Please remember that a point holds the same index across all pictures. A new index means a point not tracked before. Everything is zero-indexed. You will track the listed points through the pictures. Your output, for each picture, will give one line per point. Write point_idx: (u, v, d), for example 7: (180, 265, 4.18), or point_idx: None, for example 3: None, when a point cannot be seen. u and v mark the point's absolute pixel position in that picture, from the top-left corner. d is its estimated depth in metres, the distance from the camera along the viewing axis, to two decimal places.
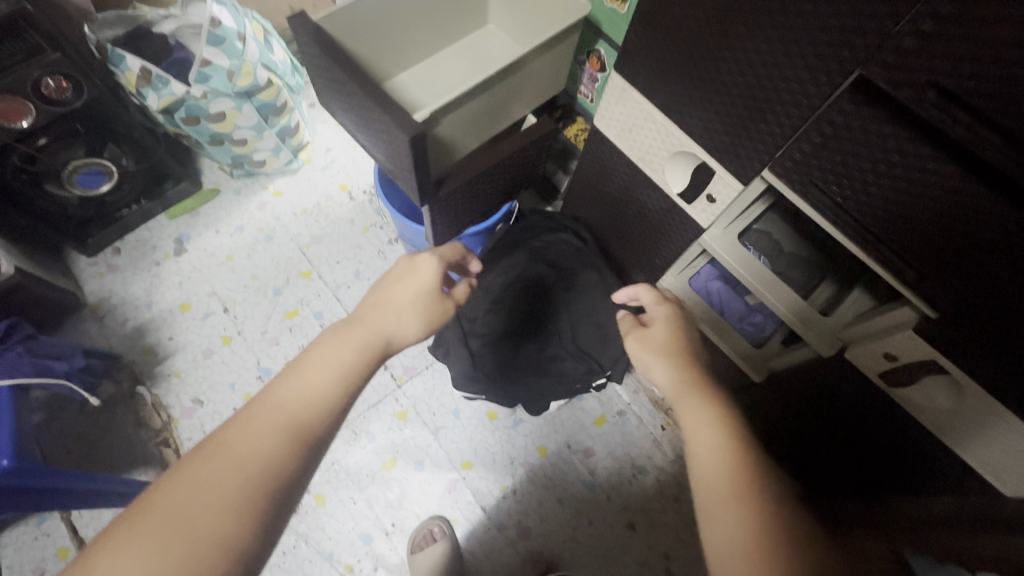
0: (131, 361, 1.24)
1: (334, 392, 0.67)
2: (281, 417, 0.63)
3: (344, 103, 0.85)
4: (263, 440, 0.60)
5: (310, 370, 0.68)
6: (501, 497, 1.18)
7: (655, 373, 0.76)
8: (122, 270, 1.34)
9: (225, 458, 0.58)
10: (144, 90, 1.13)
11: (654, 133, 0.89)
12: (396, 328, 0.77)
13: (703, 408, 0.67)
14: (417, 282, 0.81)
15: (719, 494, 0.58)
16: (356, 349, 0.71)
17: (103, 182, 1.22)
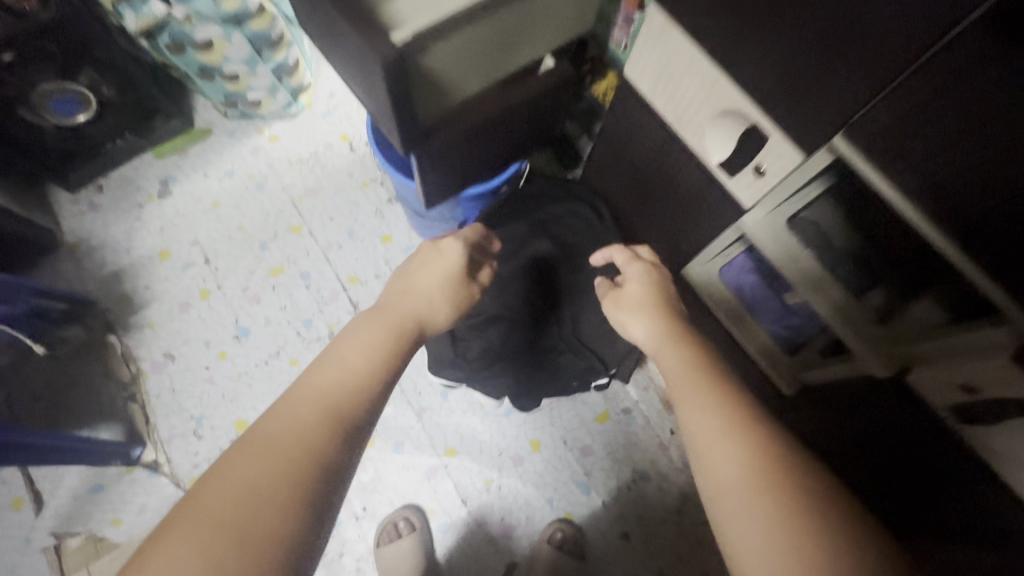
0: (105, 308, 1.16)
1: (373, 368, 0.57)
2: (313, 399, 0.51)
3: (321, 24, 0.71)
4: (295, 422, 0.49)
5: (341, 352, 0.57)
6: (484, 491, 1.07)
7: (636, 328, 0.69)
8: (103, 209, 1.25)
9: (257, 451, 0.46)
10: (122, 9, 1.01)
11: (695, 85, 0.72)
12: (426, 315, 0.68)
13: (683, 357, 0.61)
14: (446, 265, 0.72)
15: (711, 443, 0.51)
16: (392, 333, 0.62)
17: (79, 111, 1.12)
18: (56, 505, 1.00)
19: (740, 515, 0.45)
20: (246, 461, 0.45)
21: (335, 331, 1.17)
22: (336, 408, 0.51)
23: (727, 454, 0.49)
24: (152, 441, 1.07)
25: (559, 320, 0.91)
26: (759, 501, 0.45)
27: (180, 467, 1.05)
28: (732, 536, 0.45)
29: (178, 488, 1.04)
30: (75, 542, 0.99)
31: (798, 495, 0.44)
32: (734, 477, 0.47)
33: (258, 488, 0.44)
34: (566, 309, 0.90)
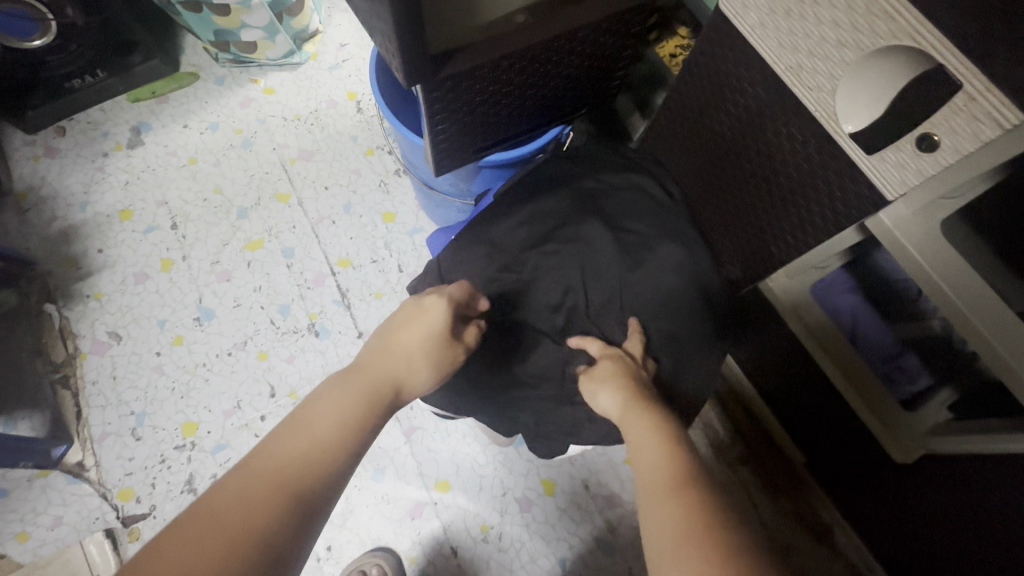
0: (47, 271, 0.97)
1: (339, 437, 0.45)
2: (261, 473, 0.40)
3: None
4: (239, 500, 0.38)
5: (305, 415, 0.46)
6: (480, 540, 0.85)
7: (603, 395, 0.57)
8: (62, 156, 1.06)
9: (190, 539, 0.35)
10: None
11: (835, 13, 0.49)
12: (403, 381, 0.54)
13: (640, 421, 0.52)
14: (427, 326, 0.57)
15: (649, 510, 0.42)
16: (364, 399, 0.50)
17: (37, 33, 0.94)
18: None
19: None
20: (170, 552, 0.34)
21: (316, 323, 0.96)
22: (290, 484, 0.40)
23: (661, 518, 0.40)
24: (81, 438, 0.87)
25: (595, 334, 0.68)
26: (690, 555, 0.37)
27: (109, 474, 0.85)
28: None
29: (103, 501, 0.84)
30: None
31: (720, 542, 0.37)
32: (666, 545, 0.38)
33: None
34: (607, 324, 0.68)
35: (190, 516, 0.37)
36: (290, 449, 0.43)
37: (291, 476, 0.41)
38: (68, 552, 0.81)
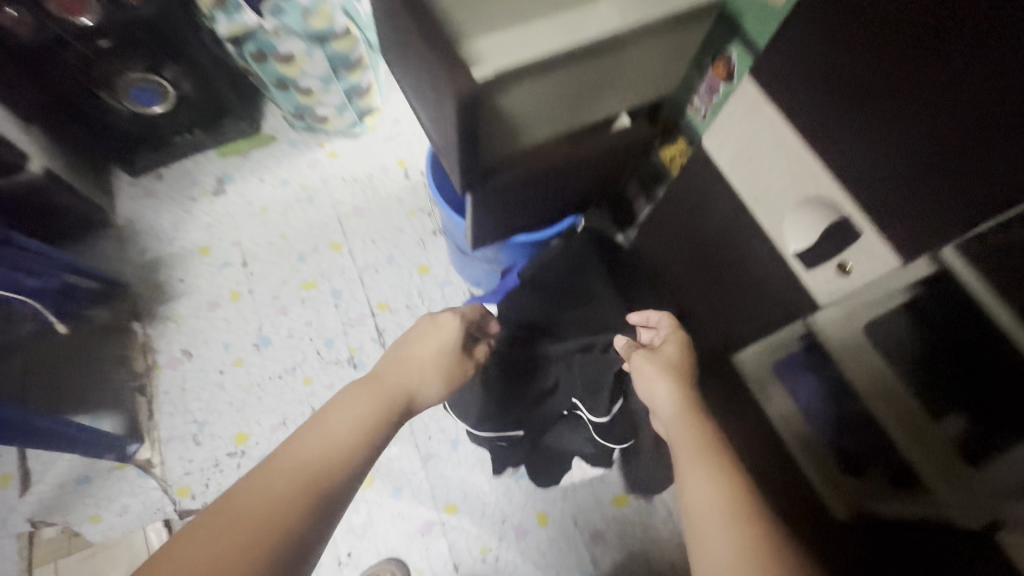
0: (137, 294, 1.16)
1: (353, 443, 0.55)
2: (291, 468, 0.50)
3: (402, 50, 0.70)
4: (268, 498, 0.47)
5: (325, 422, 0.56)
6: (480, 560, 0.98)
7: (659, 390, 0.65)
8: (158, 198, 1.27)
9: (225, 527, 0.44)
10: (216, 14, 1.04)
11: (782, 167, 0.67)
12: (413, 389, 0.66)
13: (686, 422, 0.60)
14: (439, 340, 0.72)
15: (704, 503, 0.51)
16: (377, 406, 0.60)
17: (158, 103, 1.17)
18: (41, 489, 0.97)
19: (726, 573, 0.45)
20: (208, 536, 0.43)
21: (355, 356, 1.13)
22: (310, 483, 0.50)
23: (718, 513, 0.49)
24: (150, 438, 1.03)
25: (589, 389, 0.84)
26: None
27: (172, 472, 1.01)
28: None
29: (164, 494, 0.99)
30: (49, 532, 0.94)
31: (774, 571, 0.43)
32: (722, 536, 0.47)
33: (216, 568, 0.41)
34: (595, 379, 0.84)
35: (225, 508, 0.46)
36: (312, 451, 0.52)
37: (313, 477, 0.50)
38: (132, 536, 0.95)
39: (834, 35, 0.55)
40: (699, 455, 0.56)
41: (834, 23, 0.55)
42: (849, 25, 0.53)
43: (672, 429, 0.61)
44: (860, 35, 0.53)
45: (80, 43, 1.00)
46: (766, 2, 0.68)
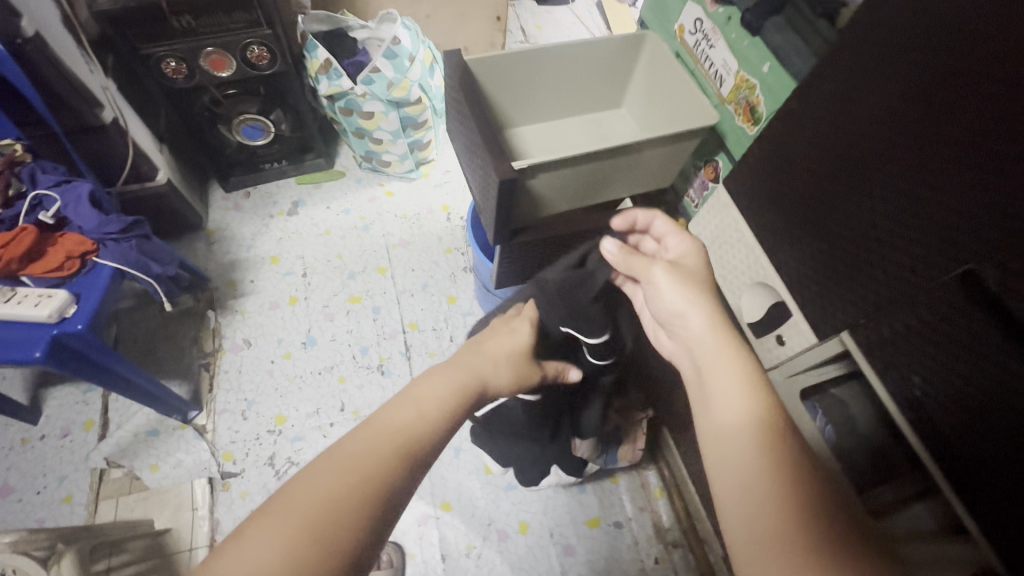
0: (215, 288, 1.39)
1: (441, 417, 0.62)
2: (389, 432, 0.57)
3: (465, 133, 0.93)
4: (372, 453, 0.54)
5: (417, 398, 0.63)
6: (464, 554, 1.13)
7: (693, 323, 0.66)
8: (243, 211, 1.53)
9: (343, 471, 0.51)
10: (320, 77, 1.32)
11: (743, 256, 0.86)
12: (486, 377, 0.72)
13: (731, 367, 0.60)
14: (510, 341, 0.78)
15: (738, 450, 0.54)
16: (458, 391, 0.67)
17: (261, 137, 1.43)
18: (117, 435, 1.17)
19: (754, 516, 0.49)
20: (327, 475, 0.50)
21: (383, 365, 1.32)
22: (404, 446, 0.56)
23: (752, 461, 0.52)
24: (207, 408, 1.23)
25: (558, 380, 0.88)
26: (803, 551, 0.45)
27: (220, 439, 1.20)
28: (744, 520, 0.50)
29: (211, 456, 1.18)
30: (116, 472, 1.14)
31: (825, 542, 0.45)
32: (754, 482, 0.51)
33: (335, 501, 0.49)
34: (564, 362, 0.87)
35: (339, 455, 0.53)
36: (405, 420, 0.59)
37: (412, 439, 0.57)
38: (181, 487, 1.14)
39: (852, 92, 0.63)
40: (740, 405, 0.57)
41: (804, 134, 0.71)
42: (819, 135, 0.68)
43: (710, 368, 0.62)
44: (829, 143, 0.67)
45: (215, 90, 1.28)
46: (743, 132, 0.90)
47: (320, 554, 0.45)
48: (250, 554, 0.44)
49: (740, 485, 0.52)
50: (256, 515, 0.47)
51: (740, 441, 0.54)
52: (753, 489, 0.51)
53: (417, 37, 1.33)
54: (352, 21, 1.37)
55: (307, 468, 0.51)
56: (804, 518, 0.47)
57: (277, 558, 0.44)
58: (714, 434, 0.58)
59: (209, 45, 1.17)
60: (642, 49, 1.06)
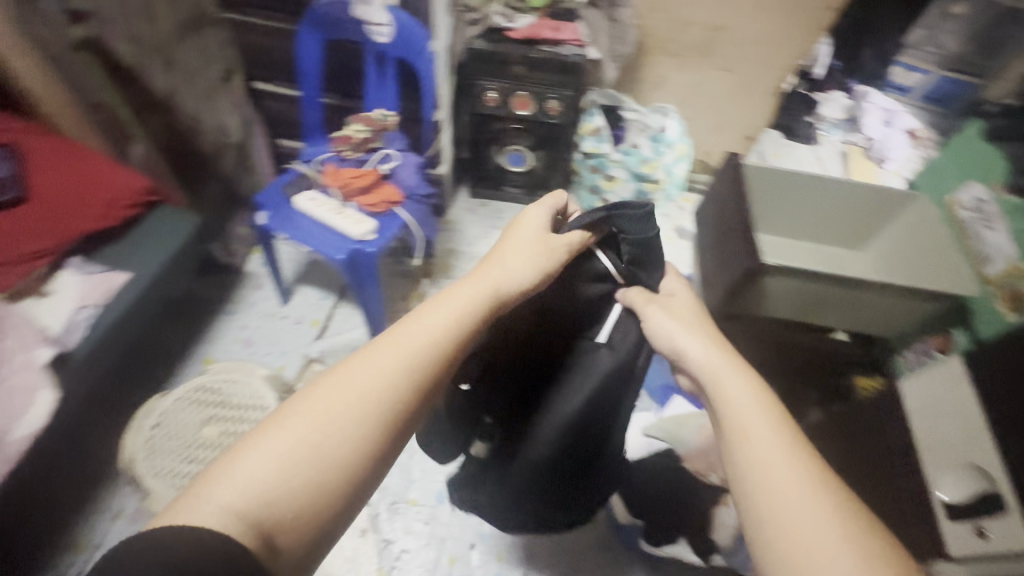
0: (433, 264, 1.67)
1: (456, 332, 0.52)
2: (391, 347, 0.50)
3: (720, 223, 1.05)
4: (378, 369, 0.48)
5: (419, 316, 0.53)
6: None
7: (683, 341, 0.60)
8: (474, 215, 1.81)
9: (340, 392, 0.46)
10: (587, 138, 1.59)
11: (963, 432, 0.83)
12: (503, 283, 0.58)
13: (752, 397, 0.54)
14: (525, 240, 0.61)
15: (785, 488, 0.47)
16: (472, 301, 0.55)
17: (519, 165, 1.69)
18: (327, 340, 1.46)
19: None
20: (325, 397, 0.46)
21: None
22: (408, 359, 0.49)
23: (816, 518, 0.45)
24: None
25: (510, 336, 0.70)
26: None
27: None
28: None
29: None
30: (315, 367, 1.39)
31: None
32: (828, 541, 0.44)
33: (333, 420, 0.45)
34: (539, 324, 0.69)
35: (340, 377, 0.47)
36: (414, 334, 0.51)
37: (418, 352, 0.50)
38: None
39: None
40: (775, 445, 0.50)
41: None
42: None
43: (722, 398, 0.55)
44: None
45: (506, 122, 1.56)
46: (1000, 316, 0.91)
47: (318, 474, 0.43)
48: (249, 471, 0.42)
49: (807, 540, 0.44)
50: (253, 435, 0.45)
51: (791, 487, 0.47)
52: (825, 549, 0.44)
53: (680, 132, 1.54)
54: (629, 104, 1.62)
55: (304, 389, 0.48)
56: None
57: (269, 480, 0.42)
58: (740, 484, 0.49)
59: (524, 88, 1.47)
60: (903, 207, 1.12)
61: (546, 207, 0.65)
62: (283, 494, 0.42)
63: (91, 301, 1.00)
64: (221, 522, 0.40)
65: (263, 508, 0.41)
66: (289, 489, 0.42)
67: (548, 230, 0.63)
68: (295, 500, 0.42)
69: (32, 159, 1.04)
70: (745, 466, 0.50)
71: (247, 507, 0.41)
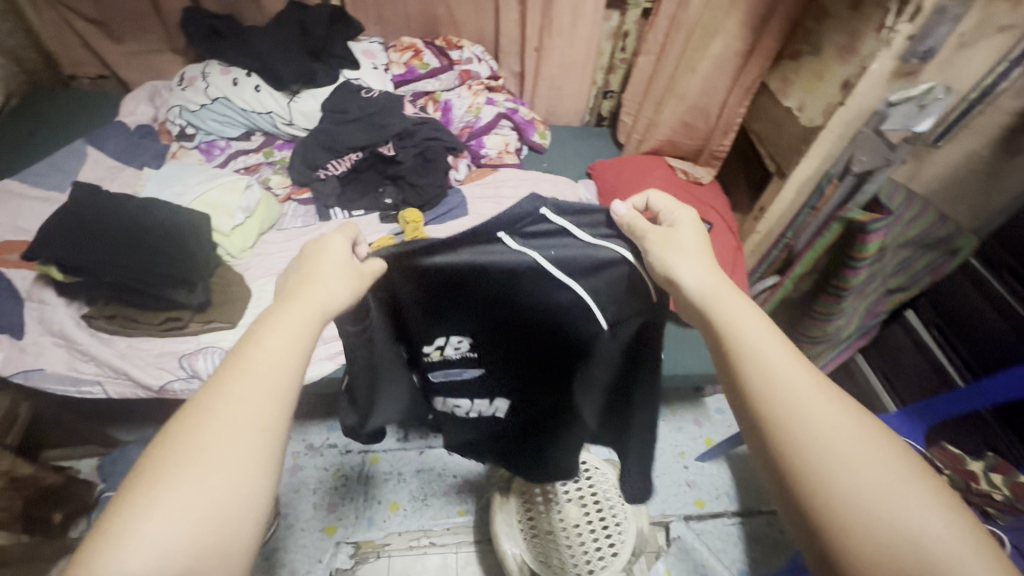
0: None
1: (295, 351, 0.49)
2: (241, 367, 0.46)
3: None
4: (230, 398, 0.44)
5: (257, 340, 0.49)
6: None
7: (680, 264, 0.57)
8: None
9: (207, 434, 0.43)
10: None
11: None
12: (323, 303, 0.53)
13: (751, 317, 0.53)
14: (325, 283, 0.54)
15: (786, 384, 0.47)
16: (303, 327, 0.51)
17: None
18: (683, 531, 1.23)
19: (865, 471, 0.41)
20: (198, 449, 0.42)
21: None
22: (262, 370, 0.47)
23: (830, 411, 0.45)
24: None
25: (417, 283, 0.66)
26: (881, 445, 0.43)
27: None
28: (852, 482, 0.41)
29: None
30: (659, 536, 1.24)
31: (885, 447, 0.43)
32: (838, 417, 0.44)
33: (204, 462, 0.42)
34: (504, 283, 0.67)
35: (198, 425, 0.43)
36: (263, 352, 0.48)
37: (265, 372, 0.46)
38: None
39: None
40: (775, 350, 0.49)
41: None
42: None
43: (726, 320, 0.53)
44: None
45: None
46: None
47: (213, 530, 0.40)
48: (145, 531, 0.38)
49: (828, 437, 0.43)
50: (118, 505, 0.40)
51: (794, 380, 0.47)
52: (837, 425, 0.44)
53: None
54: None
55: (157, 448, 0.42)
56: (875, 437, 0.43)
57: (165, 535, 0.39)
58: (755, 408, 0.47)
59: None
60: None
61: (348, 237, 0.60)
62: (190, 555, 0.39)
63: None
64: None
65: (169, 562, 0.38)
66: (192, 548, 0.39)
67: (360, 254, 0.63)
68: (194, 554, 0.39)
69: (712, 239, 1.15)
70: (759, 383, 0.47)
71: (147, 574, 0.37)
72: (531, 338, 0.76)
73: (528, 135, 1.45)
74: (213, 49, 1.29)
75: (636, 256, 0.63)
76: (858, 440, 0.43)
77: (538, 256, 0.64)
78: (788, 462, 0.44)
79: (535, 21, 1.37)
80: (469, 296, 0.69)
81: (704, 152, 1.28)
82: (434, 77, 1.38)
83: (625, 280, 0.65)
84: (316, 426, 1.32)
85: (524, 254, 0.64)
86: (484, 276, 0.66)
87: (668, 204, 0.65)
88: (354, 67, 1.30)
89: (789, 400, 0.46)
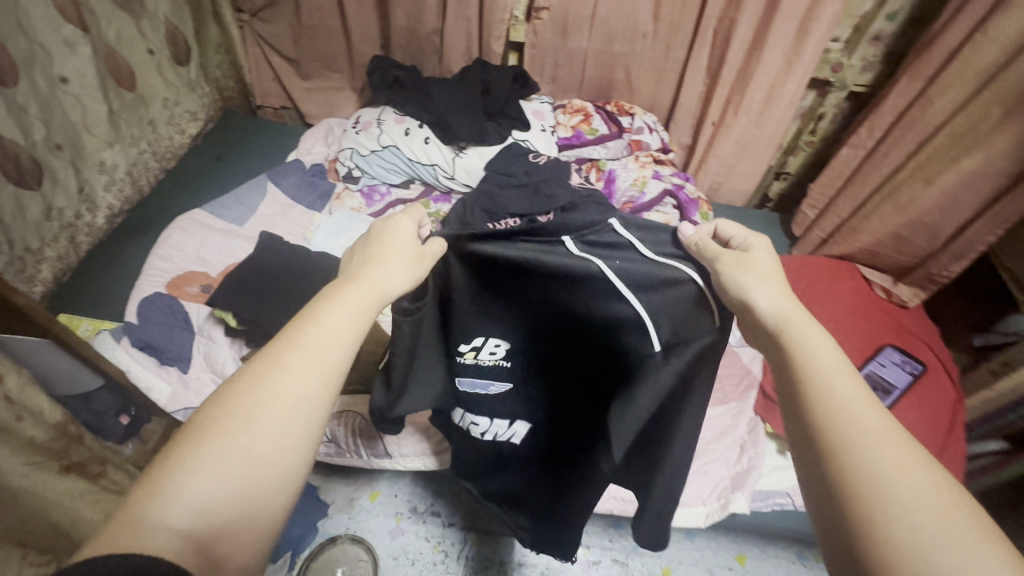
0: None
1: (351, 330, 0.46)
2: (295, 341, 0.44)
3: None
4: (277, 368, 0.42)
5: (313, 315, 0.46)
6: None
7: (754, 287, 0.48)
8: None
9: (253, 401, 0.40)
10: None
11: None
12: (379, 287, 0.49)
13: (841, 367, 0.43)
14: (385, 264, 0.51)
15: (869, 442, 0.39)
16: (358, 307, 0.47)
17: None
18: None
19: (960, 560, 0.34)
20: (243, 414, 0.40)
21: None
22: (315, 345, 0.44)
23: (914, 479, 0.37)
24: None
25: (471, 269, 0.58)
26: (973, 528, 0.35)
27: None
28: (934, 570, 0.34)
29: None
30: None
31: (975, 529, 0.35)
32: (923, 488, 0.37)
33: (251, 429, 0.39)
34: (558, 288, 0.57)
35: (250, 390, 0.41)
36: (315, 327, 0.45)
37: (318, 348, 0.44)
38: None
39: None
40: (859, 402, 0.41)
41: None
42: None
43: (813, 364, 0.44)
44: None
45: None
46: None
47: (249, 495, 0.38)
48: (185, 490, 0.36)
49: (900, 506, 0.36)
50: (163, 458, 0.38)
51: (880, 442, 0.39)
52: (922, 496, 0.37)
53: None
54: None
55: (203, 412, 0.40)
56: (962, 514, 0.36)
57: (205, 496, 0.37)
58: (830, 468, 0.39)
59: None
60: None
61: (415, 217, 0.55)
62: (227, 515, 0.37)
63: (796, 498, 0.93)
64: (175, 538, 0.35)
65: (207, 518, 0.36)
66: (230, 511, 0.37)
67: (416, 235, 0.55)
68: (230, 517, 0.37)
69: (923, 387, 0.95)
70: (841, 443, 0.39)
71: (193, 526, 0.36)
72: (573, 353, 0.63)
73: (690, 215, 1.25)
74: (391, 98, 1.30)
75: (707, 282, 0.53)
76: (936, 515, 0.36)
77: (602, 267, 0.54)
78: (856, 524, 0.37)
79: (723, 96, 1.25)
80: (520, 290, 0.59)
81: (914, 270, 1.08)
82: (599, 145, 1.32)
83: (689, 307, 0.54)
84: (422, 489, 1.26)
85: (592, 262, 0.54)
86: (539, 276, 0.57)
87: (738, 227, 0.54)
88: (524, 128, 1.26)
89: (867, 461, 0.38)
